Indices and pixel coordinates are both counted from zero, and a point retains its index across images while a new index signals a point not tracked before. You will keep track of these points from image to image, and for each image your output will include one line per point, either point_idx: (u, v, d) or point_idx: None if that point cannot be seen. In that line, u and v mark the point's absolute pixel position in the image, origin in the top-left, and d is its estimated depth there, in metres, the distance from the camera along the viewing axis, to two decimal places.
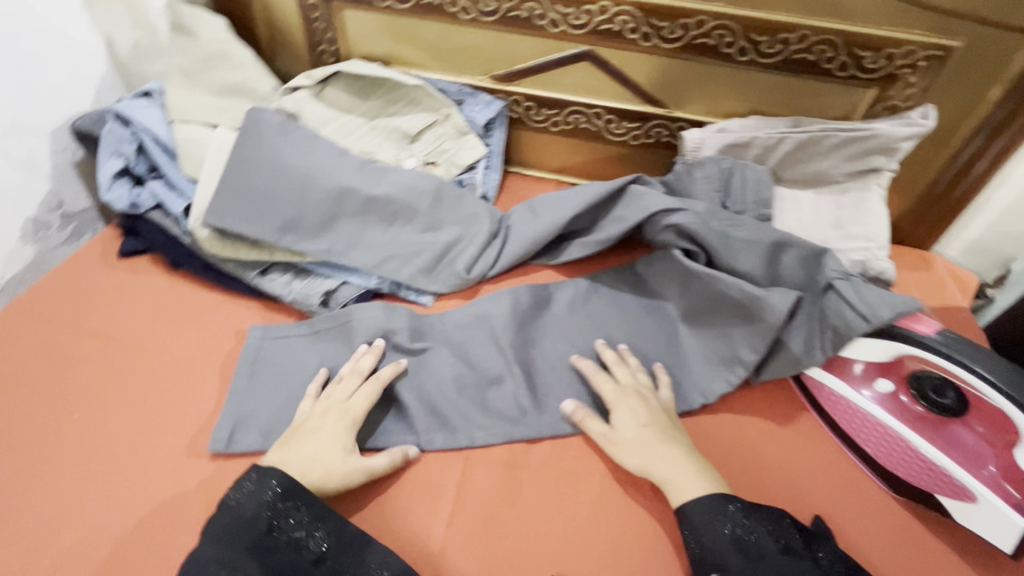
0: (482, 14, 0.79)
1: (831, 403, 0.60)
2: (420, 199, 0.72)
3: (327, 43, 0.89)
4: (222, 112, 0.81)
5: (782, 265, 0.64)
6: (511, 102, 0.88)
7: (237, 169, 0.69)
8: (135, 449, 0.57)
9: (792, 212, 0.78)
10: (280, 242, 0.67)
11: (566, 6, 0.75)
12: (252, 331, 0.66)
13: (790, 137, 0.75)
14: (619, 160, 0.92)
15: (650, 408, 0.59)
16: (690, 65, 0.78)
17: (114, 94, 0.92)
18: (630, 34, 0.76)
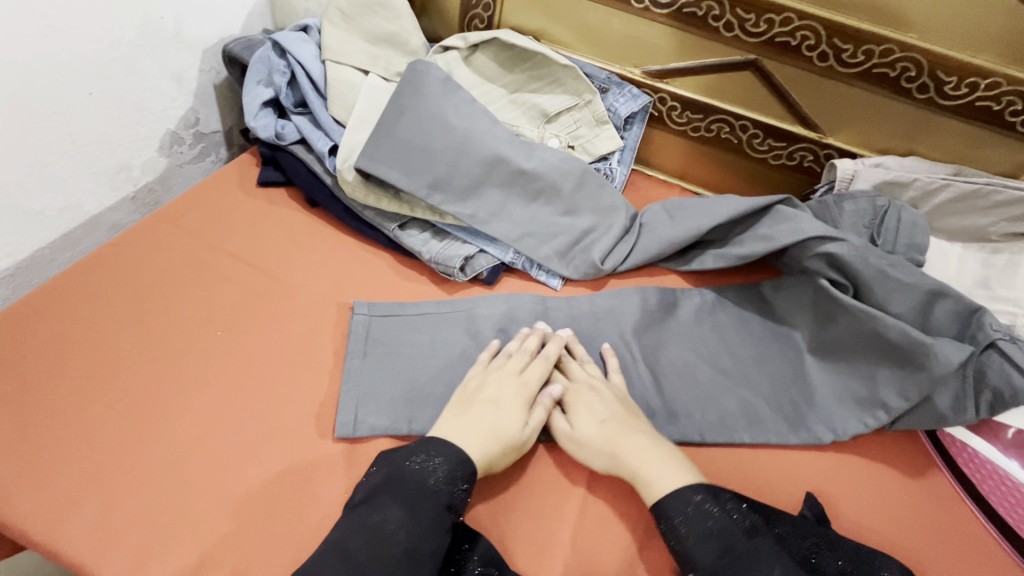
0: (655, 5, 0.77)
1: (972, 461, 0.58)
2: (566, 180, 0.71)
3: (481, 9, 0.88)
4: (374, 59, 0.81)
5: (934, 315, 0.62)
6: (656, 99, 0.86)
7: (394, 118, 0.69)
8: (272, 376, 0.58)
9: (937, 262, 0.76)
10: (428, 199, 0.67)
11: (747, 11, 0.73)
12: (357, 306, 0.63)
13: (954, 185, 0.72)
14: (750, 178, 0.89)
15: (605, 401, 0.57)
16: (859, 93, 0.75)
17: (261, 23, 0.92)
18: (807, 51, 0.73)
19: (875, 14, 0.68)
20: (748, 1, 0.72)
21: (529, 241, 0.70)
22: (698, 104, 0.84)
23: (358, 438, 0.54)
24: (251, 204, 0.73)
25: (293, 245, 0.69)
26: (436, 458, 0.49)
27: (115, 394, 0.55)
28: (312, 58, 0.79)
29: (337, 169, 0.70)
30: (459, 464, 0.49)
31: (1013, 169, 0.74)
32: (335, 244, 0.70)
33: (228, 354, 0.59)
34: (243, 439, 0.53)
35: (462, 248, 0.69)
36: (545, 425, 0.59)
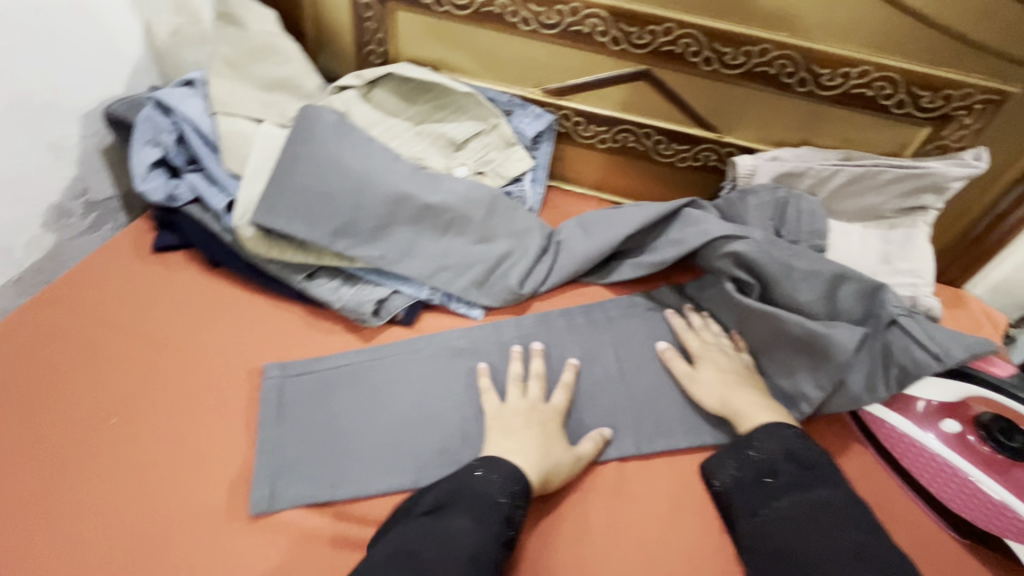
0: (543, 26, 0.78)
1: (894, 440, 0.59)
2: (475, 209, 0.70)
3: (375, 44, 0.87)
4: (268, 107, 0.79)
5: (840, 298, 0.63)
6: (561, 116, 0.87)
7: (289, 167, 0.66)
8: (174, 459, 0.54)
9: (842, 245, 0.79)
10: (331, 247, 0.65)
11: (630, 25, 0.75)
12: (269, 369, 0.60)
13: (845, 170, 0.75)
14: (663, 181, 0.91)
15: (731, 360, 0.64)
16: (747, 92, 0.78)
17: (148, 80, 0.88)
18: (692, 57, 0.76)
19: (748, 17, 0.71)
20: (630, 15, 0.74)
21: (446, 273, 0.68)
22: (601, 116, 0.85)
23: (274, 511, 0.51)
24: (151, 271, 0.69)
25: (196, 311, 0.65)
26: (501, 479, 0.50)
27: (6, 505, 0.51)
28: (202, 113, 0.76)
29: (234, 225, 0.67)
30: (513, 479, 0.51)
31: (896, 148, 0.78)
32: (244, 302, 0.67)
33: (124, 443, 0.55)
34: (146, 536, 0.50)
35: (376, 291, 0.67)
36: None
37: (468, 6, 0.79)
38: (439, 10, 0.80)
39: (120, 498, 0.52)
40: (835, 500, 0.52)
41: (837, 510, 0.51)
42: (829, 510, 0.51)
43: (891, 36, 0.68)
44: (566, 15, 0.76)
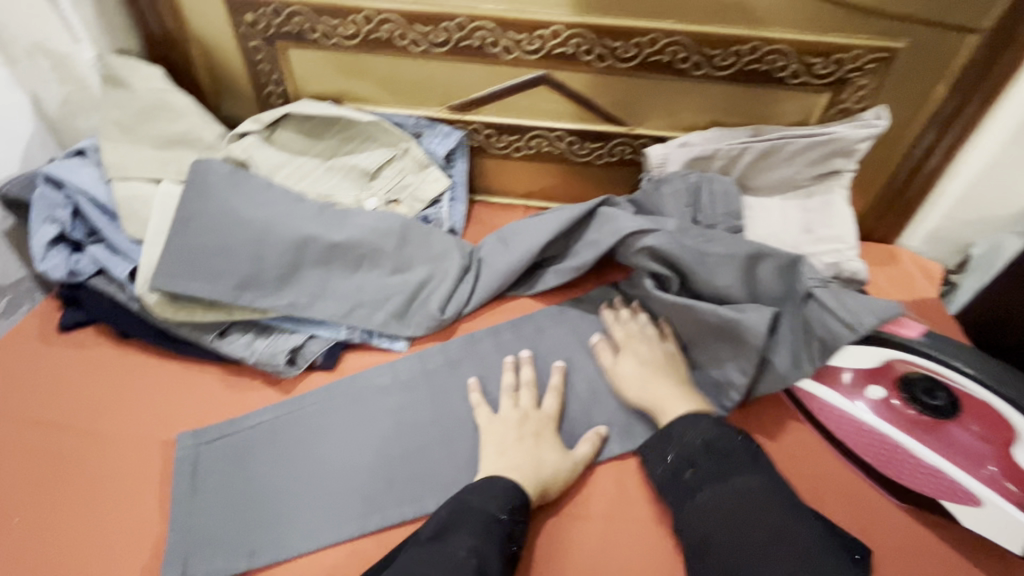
0: (433, 45, 0.77)
1: (827, 415, 0.59)
2: (386, 240, 0.68)
3: (273, 84, 0.85)
4: (165, 165, 0.76)
5: (760, 278, 0.62)
6: (471, 131, 0.86)
7: (182, 227, 0.64)
8: (86, 549, 0.52)
9: (762, 221, 0.78)
10: (238, 301, 0.63)
11: (517, 32, 0.74)
12: (181, 438, 0.59)
13: (752, 146, 0.75)
14: (585, 180, 0.90)
15: (653, 351, 0.63)
16: (647, 83, 0.77)
17: (45, 151, 0.85)
18: (585, 56, 0.75)
19: (631, 10, 0.70)
20: (515, 23, 0.73)
21: (361, 311, 0.66)
22: (509, 125, 0.84)
23: None
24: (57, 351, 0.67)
25: (109, 386, 0.63)
26: (500, 494, 0.51)
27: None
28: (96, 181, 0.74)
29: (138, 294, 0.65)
30: (511, 494, 0.51)
31: (804, 117, 0.78)
32: (159, 369, 0.65)
33: (33, 539, 0.53)
34: None
35: (292, 340, 0.65)
36: (404, 505, 0.55)
37: (355, 35, 0.77)
38: (327, 43, 0.79)
39: None
40: (755, 488, 0.50)
41: (753, 496, 0.49)
42: (740, 501, 0.49)
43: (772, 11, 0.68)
44: (453, 31, 0.75)
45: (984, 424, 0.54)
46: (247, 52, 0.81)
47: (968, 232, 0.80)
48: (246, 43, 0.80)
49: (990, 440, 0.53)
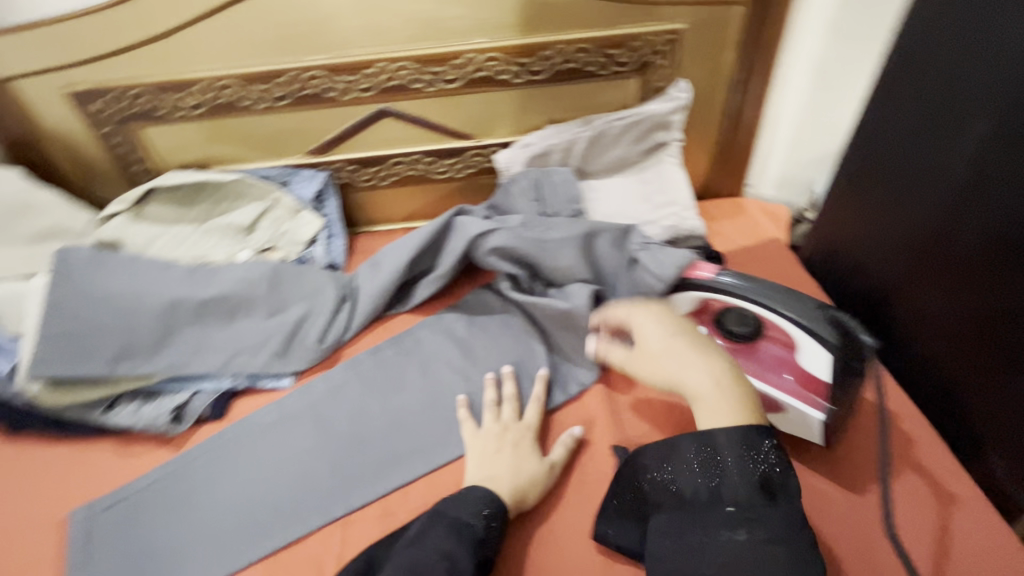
0: (359, 91, 0.74)
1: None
2: (257, 287, 0.71)
3: (137, 163, 0.80)
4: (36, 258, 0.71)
5: (600, 253, 0.69)
6: (336, 169, 0.83)
7: (69, 340, 0.63)
8: None
9: (606, 201, 0.78)
10: (116, 373, 0.64)
11: (433, 65, 0.72)
12: (76, 513, 0.60)
13: (582, 136, 0.76)
14: (452, 195, 0.88)
15: (677, 320, 0.57)
16: (574, 95, 0.77)
17: None
18: (507, 77, 0.75)
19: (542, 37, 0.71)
20: (433, 57, 0.71)
21: (235, 356, 0.69)
22: (444, 150, 0.81)
23: None
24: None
25: (27, 486, 0.63)
26: (475, 502, 0.53)
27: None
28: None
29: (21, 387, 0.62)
30: (482, 501, 0.53)
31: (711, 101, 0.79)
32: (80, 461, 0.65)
33: None
34: None
35: (194, 384, 0.68)
36: (343, 501, 0.59)
37: (283, 96, 0.73)
38: (254, 110, 0.75)
39: None
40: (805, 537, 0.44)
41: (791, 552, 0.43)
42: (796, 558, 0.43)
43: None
44: (376, 78, 0.72)
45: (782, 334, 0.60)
46: (146, 125, 0.76)
47: (812, 171, 0.87)
48: (150, 120, 0.75)
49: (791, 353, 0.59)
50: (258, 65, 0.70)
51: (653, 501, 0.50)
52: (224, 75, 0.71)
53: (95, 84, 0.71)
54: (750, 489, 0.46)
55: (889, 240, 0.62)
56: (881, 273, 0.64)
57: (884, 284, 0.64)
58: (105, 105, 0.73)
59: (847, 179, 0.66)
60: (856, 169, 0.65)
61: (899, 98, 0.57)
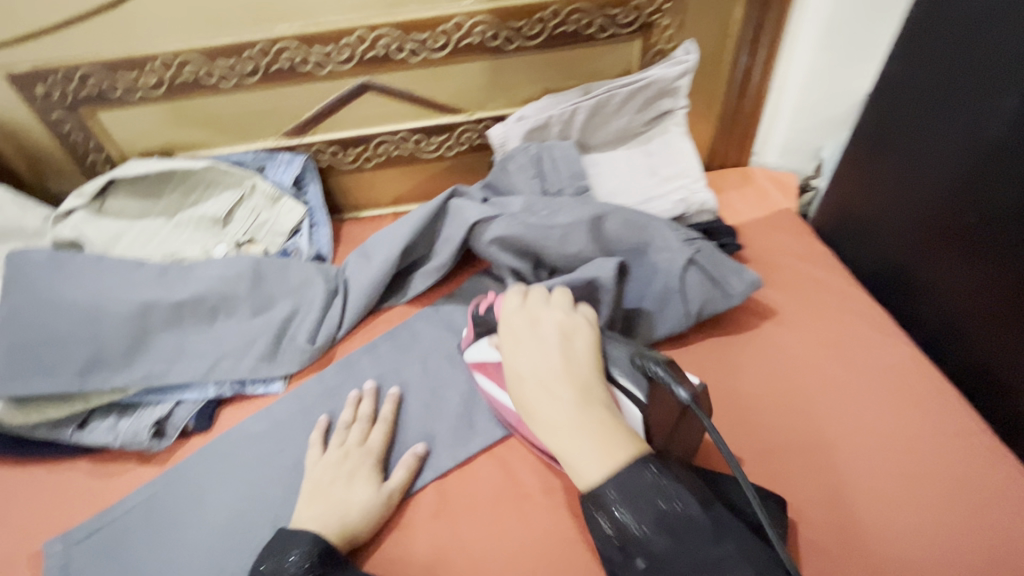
0: (528, 37, 0.76)
1: (501, 408, 0.59)
2: (405, 240, 0.73)
3: (311, 123, 0.83)
4: (221, 215, 0.82)
5: (732, 291, 0.66)
6: (486, 126, 0.86)
7: (246, 284, 0.69)
8: (185, 528, 0.56)
9: (730, 270, 0.67)
10: (289, 311, 0.70)
11: (613, 9, 0.74)
12: (239, 427, 0.63)
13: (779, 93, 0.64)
14: (604, 156, 0.82)
15: (541, 345, 0.53)
16: (737, 31, 0.79)
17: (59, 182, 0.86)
18: (666, 23, 0.77)
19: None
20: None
21: (371, 296, 0.73)
22: (591, 109, 0.77)
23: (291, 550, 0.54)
24: (34, 483, 0.61)
25: (136, 439, 0.61)
26: (296, 548, 0.49)
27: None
28: (115, 262, 0.67)
29: (208, 322, 0.68)
30: (307, 549, 0.49)
31: None
32: (207, 406, 0.65)
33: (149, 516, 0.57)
34: None
35: (336, 323, 0.72)
36: (475, 441, 0.60)
37: (452, 40, 0.75)
38: (416, 60, 0.77)
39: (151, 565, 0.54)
40: (726, 554, 0.41)
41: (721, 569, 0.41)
42: (748, 562, 0.41)
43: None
44: (547, 21, 0.75)
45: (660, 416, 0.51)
46: (317, 78, 0.77)
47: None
48: (320, 78, 0.77)
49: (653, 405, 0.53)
50: (414, 11, 0.72)
51: (636, 547, 0.43)
52: (388, 22, 0.73)
53: (270, 36, 0.72)
54: (657, 527, 0.42)
55: (932, 206, 0.62)
56: (911, 250, 0.67)
57: (907, 256, 0.67)
58: (281, 61, 0.75)
59: (913, 157, 0.64)
60: (913, 117, 0.62)
61: (1017, 57, 0.50)
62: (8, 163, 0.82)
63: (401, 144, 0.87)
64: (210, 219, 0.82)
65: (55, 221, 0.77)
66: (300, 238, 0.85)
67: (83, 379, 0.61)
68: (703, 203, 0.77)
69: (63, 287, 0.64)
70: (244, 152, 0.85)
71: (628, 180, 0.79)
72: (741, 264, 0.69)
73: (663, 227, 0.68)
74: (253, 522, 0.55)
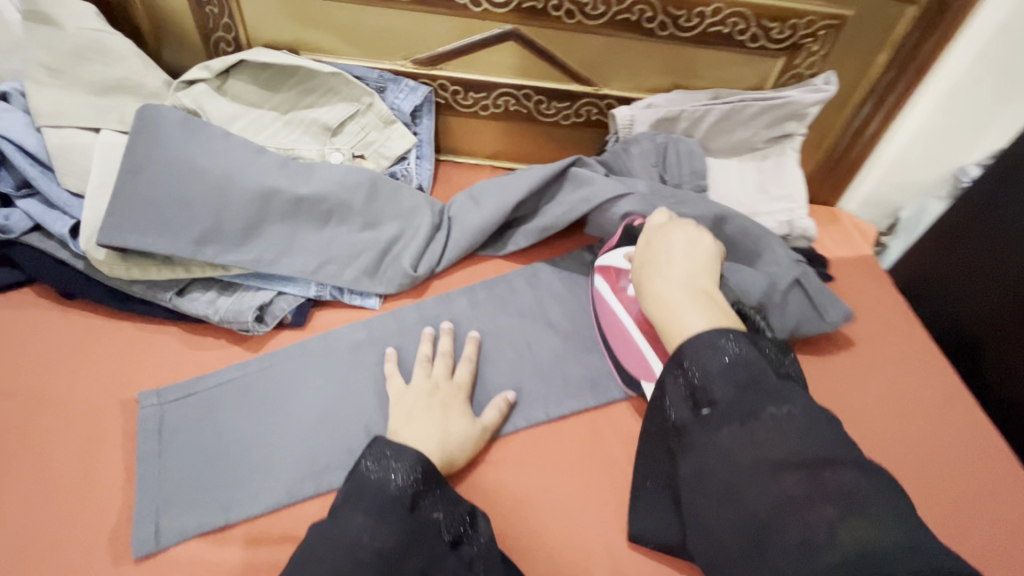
0: (681, 28, 0.77)
1: (599, 306, 0.66)
2: (523, 194, 0.73)
3: (444, 57, 0.83)
4: (335, 125, 0.82)
5: (827, 318, 0.69)
6: (607, 105, 0.87)
7: (362, 197, 0.69)
8: (275, 415, 0.57)
9: (829, 302, 0.70)
10: (397, 235, 0.70)
11: (771, 22, 0.76)
12: (335, 332, 0.64)
13: None
14: (716, 163, 0.84)
15: (660, 238, 0.61)
16: (874, 76, 0.81)
17: (175, 51, 0.85)
18: (815, 48, 0.78)
19: (865, 11, 0.75)
20: (772, 13, 0.75)
21: (476, 240, 0.73)
22: (722, 114, 0.79)
23: None
24: (128, 338, 0.62)
25: (239, 317, 0.61)
26: (405, 464, 0.48)
27: (24, 527, 0.50)
28: (241, 143, 0.67)
29: (321, 225, 0.67)
30: (413, 466, 0.48)
31: None
32: (306, 303, 0.66)
33: (241, 396, 0.58)
34: (251, 479, 0.53)
35: (437, 257, 0.71)
36: (562, 399, 0.62)
37: (610, 12, 0.76)
38: (569, 22, 0.77)
39: (241, 442, 0.55)
40: (789, 414, 0.43)
41: (790, 426, 0.42)
42: (808, 422, 0.42)
43: (981, 32, 0.75)
44: (706, 17, 0.75)
45: None
46: (469, 14, 0.77)
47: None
48: (472, 15, 0.77)
49: None
50: None
51: (704, 395, 0.46)
52: None
53: None
54: (730, 380, 0.45)
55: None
56: (989, 320, 0.77)
57: (989, 319, 0.77)
58: None
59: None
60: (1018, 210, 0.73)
61: None
62: (133, 20, 0.81)
63: (521, 102, 0.87)
64: (321, 126, 0.81)
65: (178, 87, 0.76)
66: (404, 168, 0.85)
67: (196, 248, 0.61)
68: (805, 230, 0.78)
69: (193, 152, 0.64)
70: (369, 68, 0.84)
71: (736, 191, 0.82)
72: (836, 296, 0.72)
73: (772, 247, 0.71)
74: (341, 424, 0.57)
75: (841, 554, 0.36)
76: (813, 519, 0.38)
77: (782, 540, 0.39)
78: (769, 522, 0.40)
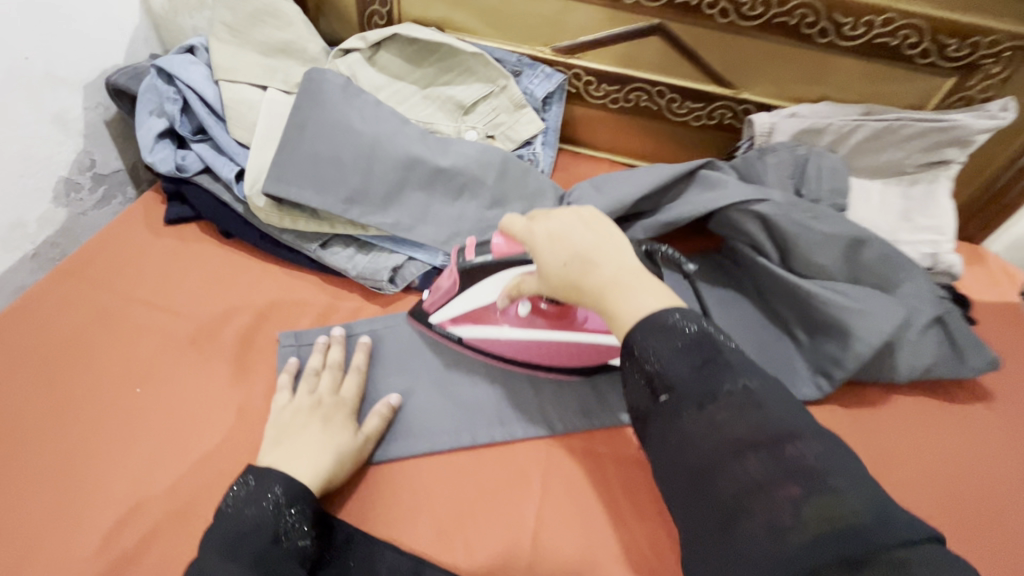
0: (845, 37, 0.73)
1: (494, 348, 0.61)
2: (649, 189, 0.72)
3: (585, 47, 0.83)
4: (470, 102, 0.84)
5: (964, 361, 0.64)
6: (744, 110, 0.84)
7: (494, 173, 0.71)
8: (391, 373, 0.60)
9: (971, 345, 0.64)
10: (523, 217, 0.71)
11: (949, 38, 0.70)
12: None
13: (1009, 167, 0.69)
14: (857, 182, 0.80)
15: (565, 239, 0.49)
16: None
17: (333, 23, 0.91)
18: (994, 71, 0.72)
19: None
20: (952, 28, 0.69)
21: None
22: (874, 131, 0.75)
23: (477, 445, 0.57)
24: (274, 281, 0.68)
25: (375, 276, 0.67)
26: (268, 491, 0.47)
27: (178, 432, 0.56)
28: (391, 112, 0.71)
29: (455, 197, 0.70)
30: (272, 488, 0.47)
31: None
32: (431, 271, 0.69)
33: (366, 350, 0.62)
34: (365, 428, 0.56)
35: None
36: None
37: (768, 14, 0.73)
38: (722, 20, 0.75)
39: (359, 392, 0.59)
40: (751, 390, 0.40)
41: (742, 402, 0.40)
42: (766, 396, 0.40)
43: None
44: (875, 26, 0.71)
45: (556, 310, 0.59)
46: (618, 5, 0.77)
47: None
48: (622, 6, 0.77)
49: (556, 315, 0.60)
50: None
51: (661, 382, 0.42)
52: None
53: None
54: (686, 358, 0.42)
55: None
56: None
57: None
58: None
59: None
60: None
61: None
62: None
63: (652, 98, 0.86)
64: (456, 104, 0.84)
65: (335, 55, 0.82)
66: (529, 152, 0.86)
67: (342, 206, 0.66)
68: (947, 264, 0.73)
69: (351, 116, 0.69)
70: (508, 52, 0.86)
71: (877, 214, 0.77)
72: (981, 340, 0.66)
73: (907, 281, 0.65)
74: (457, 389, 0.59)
75: (812, 534, 0.34)
76: (778, 501, 0.36)
77: (752, 523, 0.36)
78: (739, 507, 0.37)
